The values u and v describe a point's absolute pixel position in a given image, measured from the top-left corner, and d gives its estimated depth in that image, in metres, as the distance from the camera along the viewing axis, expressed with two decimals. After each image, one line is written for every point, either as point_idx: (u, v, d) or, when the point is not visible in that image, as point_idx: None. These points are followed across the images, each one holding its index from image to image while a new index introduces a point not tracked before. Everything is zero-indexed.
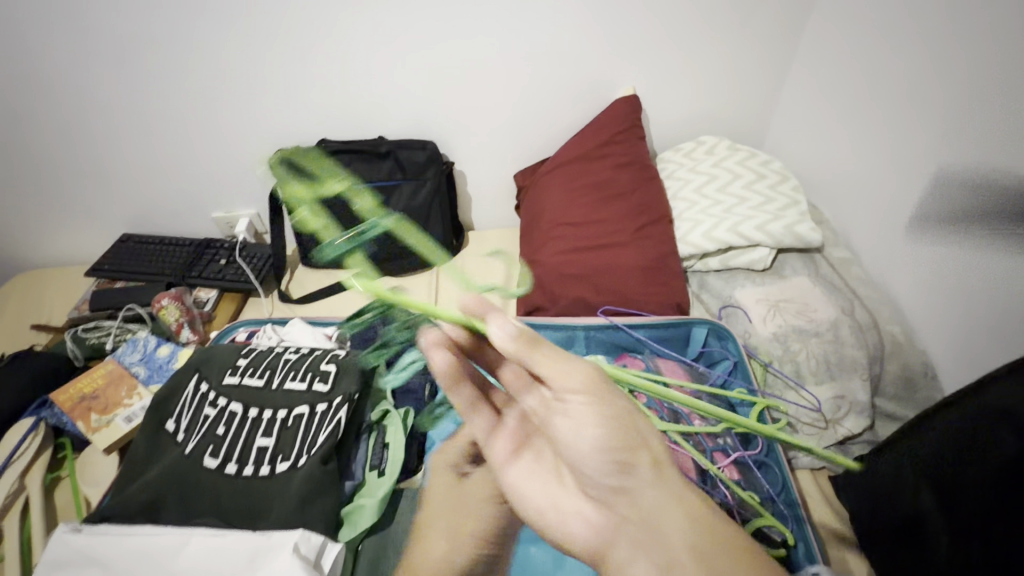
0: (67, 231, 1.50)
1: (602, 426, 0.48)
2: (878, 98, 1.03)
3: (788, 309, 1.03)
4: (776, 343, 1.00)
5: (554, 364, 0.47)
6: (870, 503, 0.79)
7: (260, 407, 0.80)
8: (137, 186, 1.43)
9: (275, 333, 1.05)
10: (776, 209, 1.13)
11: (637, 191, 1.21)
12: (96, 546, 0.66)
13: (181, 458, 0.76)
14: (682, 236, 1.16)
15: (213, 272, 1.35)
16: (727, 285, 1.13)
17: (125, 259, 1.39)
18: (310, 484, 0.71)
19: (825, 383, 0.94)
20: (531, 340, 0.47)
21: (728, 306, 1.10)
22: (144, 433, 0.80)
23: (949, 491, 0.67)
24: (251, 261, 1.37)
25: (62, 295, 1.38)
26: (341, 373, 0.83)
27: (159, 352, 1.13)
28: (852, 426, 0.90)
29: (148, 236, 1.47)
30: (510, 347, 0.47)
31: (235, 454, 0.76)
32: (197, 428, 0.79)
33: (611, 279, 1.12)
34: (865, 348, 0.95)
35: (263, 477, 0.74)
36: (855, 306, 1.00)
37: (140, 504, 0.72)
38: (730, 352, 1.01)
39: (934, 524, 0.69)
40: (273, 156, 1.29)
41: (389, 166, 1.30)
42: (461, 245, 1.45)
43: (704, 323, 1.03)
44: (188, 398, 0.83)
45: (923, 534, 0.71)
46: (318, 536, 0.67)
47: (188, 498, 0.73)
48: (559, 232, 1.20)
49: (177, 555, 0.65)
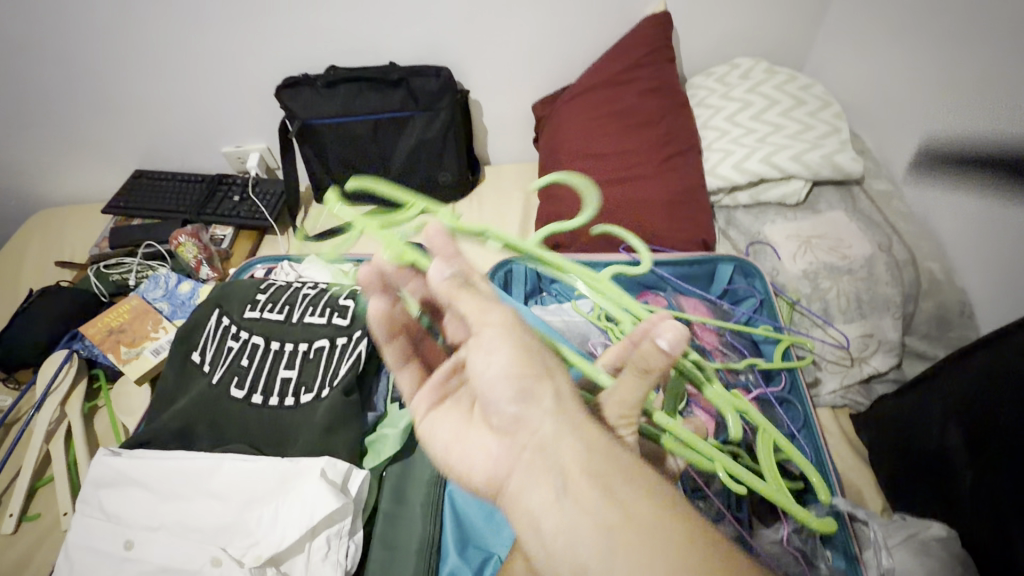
0: (80, 169, 1.48)
1: (511, 353, 0.41)
2: (941, 9, 0.92)
3: (819, 244, 0.98)
4: (804, 282, 0.96)
5: (477, 304, 0.42)
6: (892, 440, 0.79)
7: (281, 340, 0.80)
8: (143, 120, 1.38)
9: (292, 270, 1.04)
10: (815, 138, 1.05)
11: (664, 120, 1.13)
12: (133, 468, 0.69)
13: (208, 388, 0.78)
14: (711, 168, 1.10)
15: (228, 210, 1.33)
16: (756, 221, 1.07)
17: (140, 196, 1.38)
18: (335, 414, 0.73)
19: (855, 321, 0.91)
20: (461, 283, 0.42)
21: (756, 242, 1.06)
22: (172, 364, 0.82)
23: (980, 428, 0.66)
24: (264, 197, 1.35)
25: (81, 233, 1.38)
26: (360, 308, 0.82)
27: (181, 288, 1.14)
28: (879, 365, 0.88)
29: (160, 172, 1.45)
30: (439, 288, 0.42)
31: (261, 385, 0.77)
32: (222, 359, 0.80)
33: (635, 214, 1.07)
34: (901, 285, 0.91)
35: (289, 407, 0.75)
36: (893, 242, 0.95)
37: (175, 430, 0.75)
38: (756, 290, 0.98)
39: (960, 459, 0.68)
40: (280, 86, 1.23)
41: (402, 96, 1.23)
42: (477, 181, 1.40)
43: (729, 260, 0.99)
44: (212, 330, 0.83)
45: (947, 469, 0.70)
46: (344, 462, 0.69)
47: (219, 426, 0.76)
48: (580, 164, 1.15)
49: (212, 477, 0.67)
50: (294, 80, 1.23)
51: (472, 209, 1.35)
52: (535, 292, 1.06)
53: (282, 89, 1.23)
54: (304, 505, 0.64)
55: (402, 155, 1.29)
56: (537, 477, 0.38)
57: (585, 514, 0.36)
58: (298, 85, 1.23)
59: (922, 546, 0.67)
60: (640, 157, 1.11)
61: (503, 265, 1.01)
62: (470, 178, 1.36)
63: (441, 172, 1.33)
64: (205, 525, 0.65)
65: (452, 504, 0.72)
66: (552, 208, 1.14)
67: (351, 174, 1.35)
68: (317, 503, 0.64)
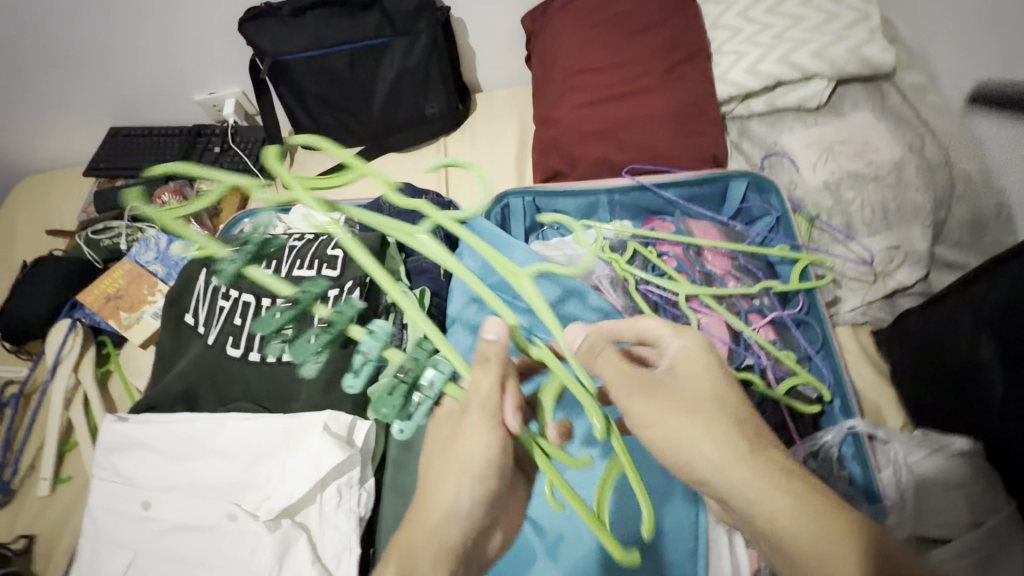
0: (54, 132, 1.41)
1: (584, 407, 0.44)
2: None
3: (841, 151, 0.90)
4: (825, 195, 0.89)
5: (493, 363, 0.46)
6: (920, 356, 0.74)
7: (271, 296, 0.77)
8: (107, 72, 1.29)
9: (280, 222, 1.00)
10: (841, 28, 0.93)
11: (667, 22, 1.01)
12: (141, 433, 0.69)
13: (206, 349, 0.77)
14: (721, 74, 0.99)
15: (209, 163, 1.27)
16: (772, 130, 0.98)
17: (119, 156, 1.32)
18: (332, 368, 0.71)
19: (880, 234, 0.84)
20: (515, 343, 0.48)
21: (771, 155, 0.96)
22: (168, 327, 0.80)
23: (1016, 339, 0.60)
24: (246, 147, 1.28)
25: (67, 199, 1.34)
26: (349, 258, 0.79)
27: (172, 249, 1.10)
28: (904, 279, 0.82)
29: (136, 128, 1.38)
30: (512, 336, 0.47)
31: (256, 343, 0.75)
32: (215, 319, 0.78)
33: (638, 133, 0.98)
34: (932, 190, 0.83)
35: (286, 363, 0.74)
36: (926, 143, 0.86)
37: (180, 392, 0.75)
38: (772, 207, 0.90)
39: (992, 373, 0.63)
40: (242, 19, 1.12)
41: (375, 21, 1.12)
42: (468, 112, 1.31)
43: (742, 175, 0.90)
44: (202, 291, 0.81)
45: (978, 383, 0.65)
46: (347, 415, 0.67)
47: (221, 386, 0.75)
48: (575, 82, 1.04)
49: (218, 437, 0.67)
50: (257, 12, 1.12)
51: (465, 144, 1.26)
52: (534, 228, 1.00)
53: (246, 23, 1.12)
54: (309, 460, 0.64)
55: (383, 88, 1.19)
56: (654, 397, 0.42)
57: (688, 428, 0.41)
58: (261, 16, 1.12)
59: (944, 462, 0.65)
60: (642, 68, 1.01)
61: (497, 201, 0.96)
62: (459, 108, 1.26)
63: (427, 104, 1.23)
64: (217, 482, 0.66)
65: None
66: (548, 134, 1.05)
67: (332, 115, 1.26)
68: (323, 456, 0.64)
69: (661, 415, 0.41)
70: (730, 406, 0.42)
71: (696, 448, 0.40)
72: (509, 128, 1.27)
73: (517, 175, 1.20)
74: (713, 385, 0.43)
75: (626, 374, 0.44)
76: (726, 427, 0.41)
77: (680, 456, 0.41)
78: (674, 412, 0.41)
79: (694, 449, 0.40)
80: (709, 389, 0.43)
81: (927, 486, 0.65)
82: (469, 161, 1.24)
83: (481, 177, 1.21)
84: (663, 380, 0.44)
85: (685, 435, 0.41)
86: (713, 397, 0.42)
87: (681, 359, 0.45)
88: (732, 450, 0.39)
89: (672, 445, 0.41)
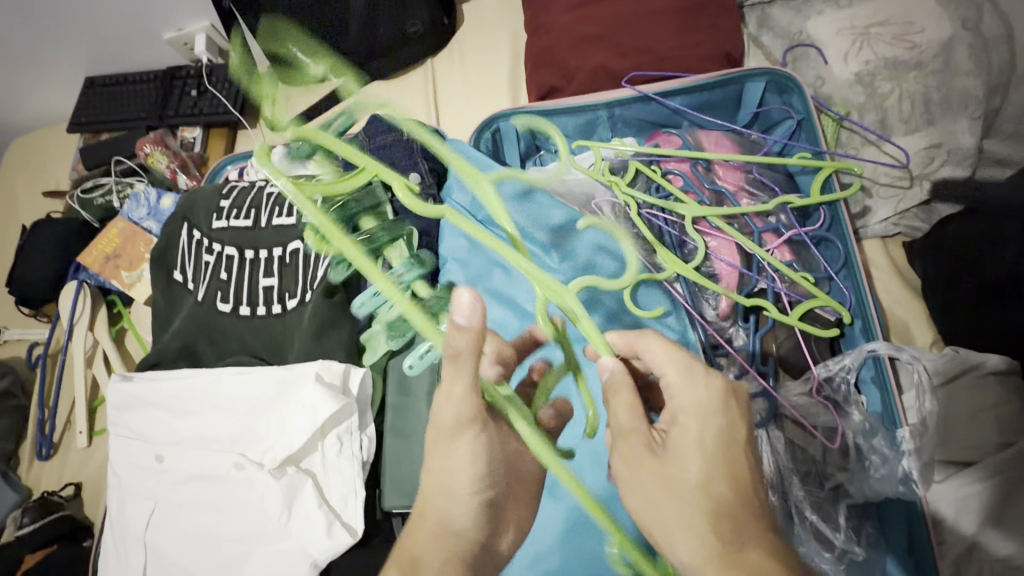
0: (30, 89, 1.36)
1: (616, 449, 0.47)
2: None
3: (878, 35, 0.77)
4: (858, 90, 0.78)
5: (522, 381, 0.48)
6: (956, 267, 0.66)
7: (253, 248, 0.74)
8: (68, 16, 1.20)
9: (262, 166, 0.95)
10: None
11: None
12: (145, 391, 0.71)
13: (197, 305, 0.76)
14: None
15: (189, 109, 1.21)
16: (798, 16, 0.84)
17: (99, 108, 1.27)
18: (320, 319, 0.69)
19: (920, 130, 0.74)
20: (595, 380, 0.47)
21: (795, 47, 0.83)
22: (158, 286, 0.79)
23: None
24: (223, 88, 1.20)
25: (58, 159, 1.32)
26: None
27: (164, 204, 1.07)
28: (945, 178, 0.72)
29: (111, 77, 1.31)
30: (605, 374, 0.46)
31: (245, 297, 0.73)
32: (202, 275, 0.76)
33: (640, 36, 0.87)
34: (986, 74, 0.71)
35: (276, 316, 0.72)
36: (983, 16, 0.72)
37: (180, 349, 0.75)
38: (794, 110, 0.80)
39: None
40: None
41: None
42: (455, 27, 1.18)
43: (759, 75, 0.79)
44: (186, 245, 0.79)
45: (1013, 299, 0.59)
46: (339, 363, 0.66)
47: (218, 341, 0.75)
48: None
49: (216, 392, 0.68)
50: None
51: (453, 65, 1.15)
52: (530, 153, 0.91)
53: None
54: (305, 409, 0.64)
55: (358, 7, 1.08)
56: (642, 468, 0.45)
57: (669, 512, 0.43)
58: None
59: (977, 380, 0.61)
60: None
61: (487, 126, 0.88)
62: (444, 23, 1.14)
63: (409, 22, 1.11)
64: (220, 436, 0.67)
65: None
66: (540, 44, 0.94)
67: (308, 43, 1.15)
68: (317, 407, 0.63)
69: (653, 492, 0.44)
70: (715, 495, 0.43)
71: (671, 531, 0.43)
72: (500, 41, 1.15)
73: (511, 96, 1.09)
74: (703, 468, 0.44)
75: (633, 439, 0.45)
76: (706, 522, 0.42)
77: (657, 530, 0.44)
78: (661, 494, 0.44)
79: (666, 533, 0.43)
80: (701, 474, 0.44)
81: (952, 406, 0.61)
82: (460, 85, 1.13)
83: (473, 100, 1.11)
84: (661, 454, 0.45)
85: (667, 518, 0.43)
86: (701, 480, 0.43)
87: (682, 423, 0.46)
88: (709, 548, 0.41)
89: (650, 517, 0.44)
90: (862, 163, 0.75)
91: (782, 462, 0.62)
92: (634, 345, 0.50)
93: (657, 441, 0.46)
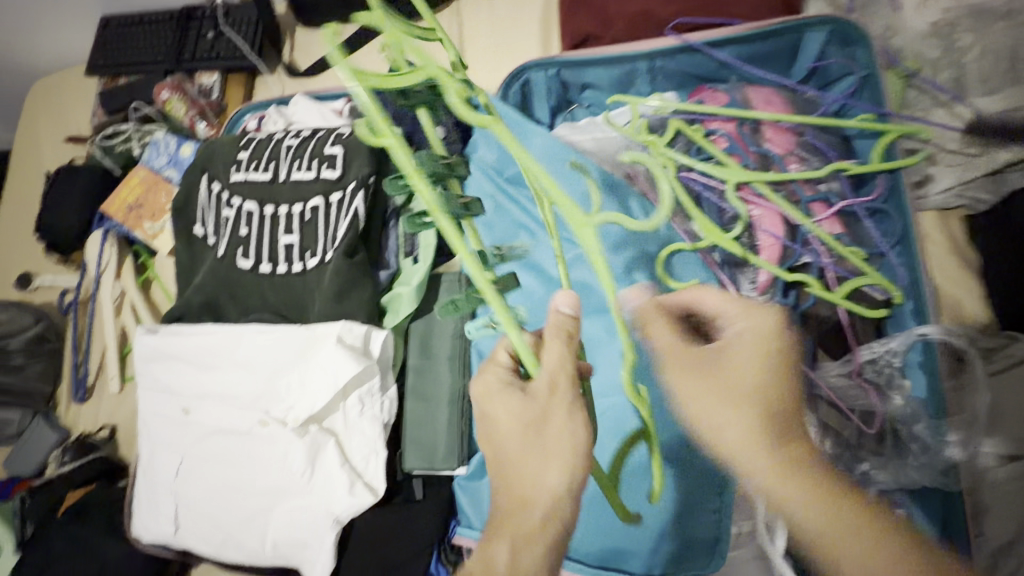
0: (45, 28, 1.31)
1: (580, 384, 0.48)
2: None
3: None
4: (931, 43, 0.69)
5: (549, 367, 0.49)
6: None
7: (273, 203, 0.72)
8: None
9: (280, 116, 0.91)
10: None
11: None
12: (170, 344, 0.71)
13: (218, 261, 0.75)
14: None
15: (206, 53, 1.16)
16: None
17: (116, 51, 1.23)
18: (341, 279, 0.67)
19: (1002, 91, 0.65)
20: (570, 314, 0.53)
21: None
22: (180, 239, 0.78)
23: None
24: (240, 30, 1.15)
25: (79, 103, 1.30)
26: (349, 156, 0.71)
27: (183, 152, 1.05)
28: None
29: (126, 16, 1.26)
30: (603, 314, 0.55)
31: (266, 254, 0.72)
32: (222, 230, 0.75)
33: None
34: None
35: (297, 274, 0.71)
36: None
37: (202, 303, 0.75)
38: (857, 64, 0.72)
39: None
40: None
41: None
42: None
43: (821, 25, 0.72)
44: (206, 198, 0.77)
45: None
46: (361, 325, 0.65)
47: (239, 298, 0.74)
48: None
49: (238, 348, 0.68)
50: None
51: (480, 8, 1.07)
52: (561, 107, 0.85)
53: None
54: (326, 371, 0.64)
55: None
56: (699, 372, 0.53)
57: (730, 423, 0.50)
58: None
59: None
60: None
61: (517, 77, 0.82)
62: None
63: None
64: (244, 392, 0.67)
65: (480, 355, 0.69)
66: None
67: None
68: (339, 368, 0.63)
69: (718, 402, 0.51)
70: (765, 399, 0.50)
71: (723, 427, 0.50)
72: None
73: (541, 43, 1.02)
74: (740, 366, 0.52)
75: (686, 358, 0.54)
76: (756, 407, 0.50)
77: (716, 435, 0.51)
78: (729, 414, 0.50)
79: (720, 429, 0.51)
80: (753, 378, 0.51)
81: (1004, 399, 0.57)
82: (486, 29, 1.06)
83: (500, 47, 1.04)
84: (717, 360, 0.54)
85: (722, 418, 0.51)
86: (769, 382, 0.51)
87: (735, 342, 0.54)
88: (761, 436, 0.49)
89: (705, 420, 0.52)
90: (930, 127, 0.68)
91: (811, 446, 0.61)
92: (691, 299, 0.59)
93: (712, 349, 0.55)
